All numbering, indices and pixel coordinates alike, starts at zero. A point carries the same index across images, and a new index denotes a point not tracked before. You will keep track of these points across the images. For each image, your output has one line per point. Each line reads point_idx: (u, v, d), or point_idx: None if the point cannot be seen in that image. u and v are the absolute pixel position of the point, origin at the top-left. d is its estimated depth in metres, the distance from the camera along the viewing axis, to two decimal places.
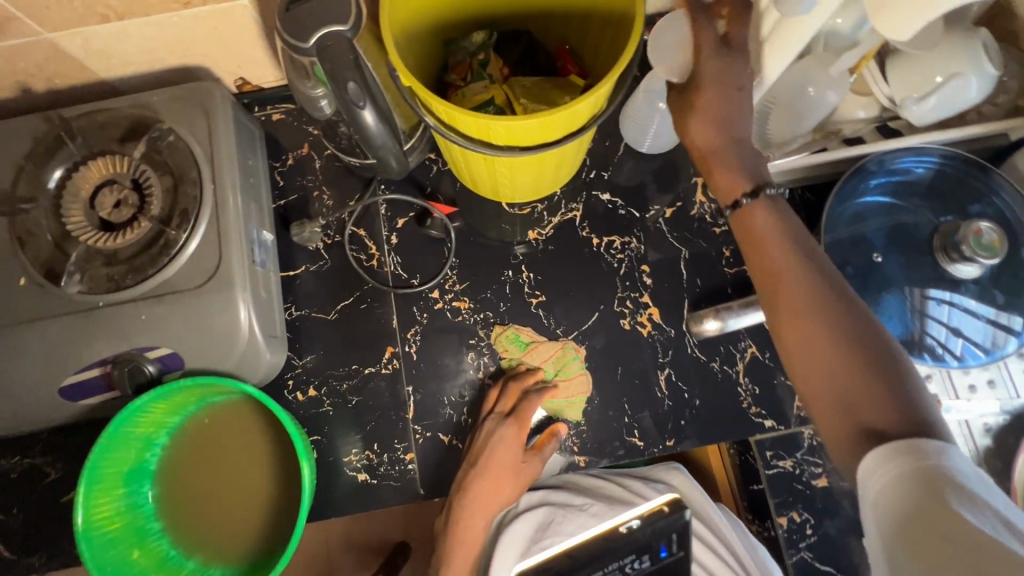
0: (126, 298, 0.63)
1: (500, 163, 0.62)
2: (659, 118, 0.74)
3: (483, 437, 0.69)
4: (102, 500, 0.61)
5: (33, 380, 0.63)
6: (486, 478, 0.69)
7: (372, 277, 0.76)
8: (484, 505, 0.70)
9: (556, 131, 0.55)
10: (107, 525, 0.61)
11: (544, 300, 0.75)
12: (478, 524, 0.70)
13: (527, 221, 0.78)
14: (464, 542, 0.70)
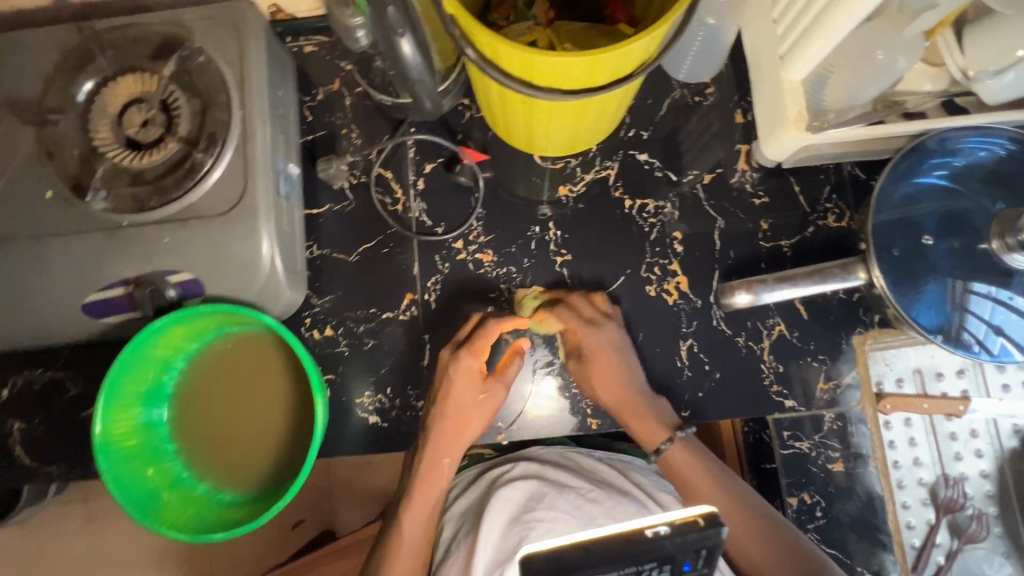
0: (150, 219, 0.62)
1: (538, 107, 0.59)
2: (704, 35, 0.71)
3: (444, 368, 0.67)
4: (120, 416, 0.62)
5: (56, 295, 0.64)
6: (447, 412, 0.66)
7: (397, 221, 0.74)
8: (451, 441, 0.67)
9: (604, 74, 0.52)
10: (123, 441, 0.62)
11: (570, 259, 0.73)
12: (444, 460, 0.67)
13: (560, 177, 0.75)
14: (431, 474, 0.68)
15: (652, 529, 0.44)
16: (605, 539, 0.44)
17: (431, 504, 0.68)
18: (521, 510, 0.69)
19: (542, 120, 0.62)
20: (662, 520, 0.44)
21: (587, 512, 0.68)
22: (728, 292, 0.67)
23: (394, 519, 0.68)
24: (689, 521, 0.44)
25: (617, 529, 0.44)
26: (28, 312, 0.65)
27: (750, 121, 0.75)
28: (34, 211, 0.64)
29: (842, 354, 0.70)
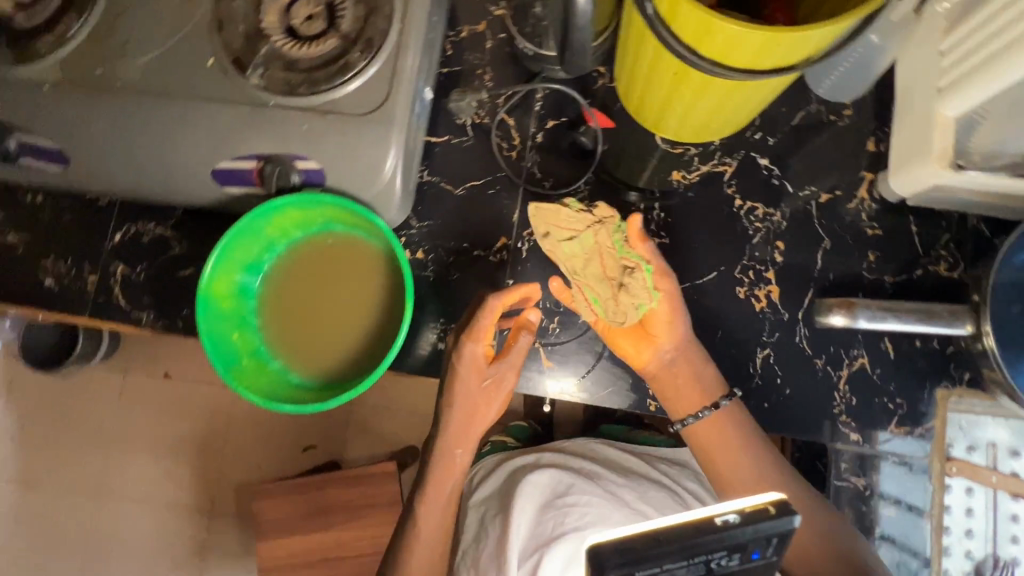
0: (295, 105, 0.66)
1: (688, 79, 0.59)
2: (863, 54, 0.68)
3: (455, 355, 0.67)
4: (223, 277, 0.67)
5: (194, 156, 0.68)
6: (458, 399, 0.69)
7: (509, 167, 0.76)
8: (460, 431, 0.70)
9: (769, 60, 0.52)
10: (220, 300, 0.67)
11: (667, 243, 0.73)
12: (456, 450, 0.71)
13: (676, 162, 0.75)
14: (446, 465, 0.70)
15: (721, 518, 0.45)
16: (675, 527, 0.45)
17: (448, 496, 0.70)
18: (549, 500, 0.78)
19: (686, 92, 0.62)
20: (727, 510, 0.46)
21: (616, 497, 0.76)
22: (825, 310, 0.65)
23: (408, 517, 0.70)
24: (759, 509, 0.45)
25: (683, 520, 0.45)
26: (165, 165, 0.69)
27: (881, 151, 0.74)
28: (193, 75, 0.68)
29: (922, 405, 0.69)
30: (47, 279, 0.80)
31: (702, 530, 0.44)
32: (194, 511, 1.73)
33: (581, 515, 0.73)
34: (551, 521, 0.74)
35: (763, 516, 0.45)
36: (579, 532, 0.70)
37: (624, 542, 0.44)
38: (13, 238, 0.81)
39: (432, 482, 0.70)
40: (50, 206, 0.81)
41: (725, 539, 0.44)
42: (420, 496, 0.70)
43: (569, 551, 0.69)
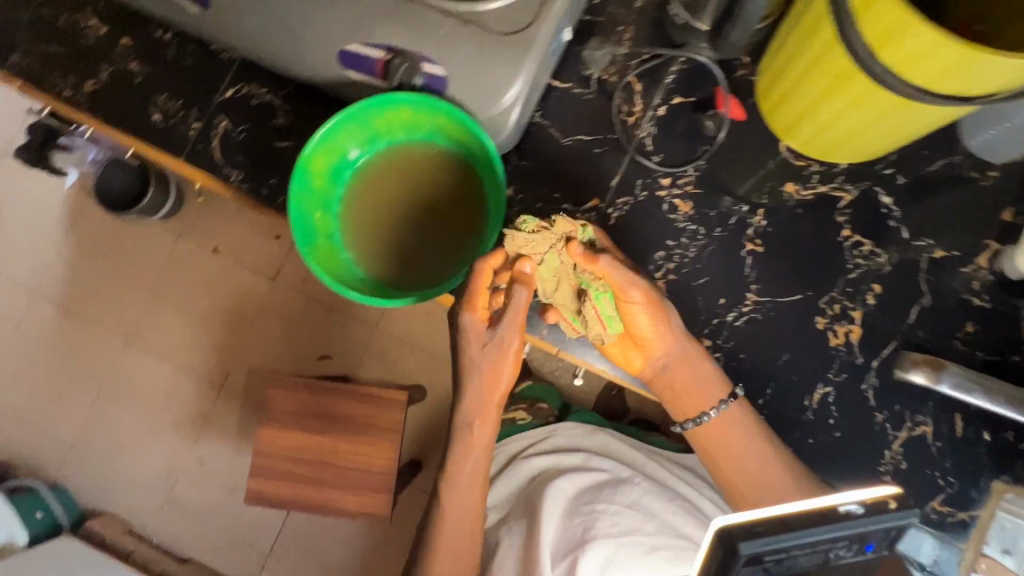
0: (440, 6, 0.65)
1: (847, 87, 0.56)
2: None
3: (474, 337, 0.69)
4: (322, 155, 0.67)
5: (327, 31, 0.68)
6: (475, 383, 0.72)
7: (623, 131, 0.74)
8: (483, 416, 0.75)
9: (952, 83, 0.48)
10: (314, 176, 0.68)
11: (760, 252, 0.70)
12: (473, 425, 0.75)
13: (794, 173, 0.71)
14: (468, 445, 0.76)
15: (844, 508, 0.48)
16: (804, 513, 0.49)
17: (472, 477, 0.76)
18: (575, 504, 0.82)
19: (837, 102, 0.59)
20: (847, 500, 0.50)
21: (640, 505, 0.81)
22: (907, 365, 0.65)
23: (436, 498, 0.78)
24: (878, 501, 0.49)
25: (810, 505, 0.49)
26: (298, 33, 0.70)
27: (1017, 224, 0.68)
28: None
29: (974, 492, 0.65)
30: (156, 114, 0.82)
31: (830, 516, 0.48)
32: (208, 381, 1.82)
33: (613, 522, 0.78)
34: (582, 524, 0.79)
35: (883, 509, 0.48)
36: (615, 540, 0.76)
37: (759, 524, 0.48)
38: (136, 66, 0.83)
39: (457, 456, 0.76)
40: (176, 46, 0.83)
41: (846, 528, 0.48)
42: (449, 476, 0.77)
43: (606, 554, 0.74)
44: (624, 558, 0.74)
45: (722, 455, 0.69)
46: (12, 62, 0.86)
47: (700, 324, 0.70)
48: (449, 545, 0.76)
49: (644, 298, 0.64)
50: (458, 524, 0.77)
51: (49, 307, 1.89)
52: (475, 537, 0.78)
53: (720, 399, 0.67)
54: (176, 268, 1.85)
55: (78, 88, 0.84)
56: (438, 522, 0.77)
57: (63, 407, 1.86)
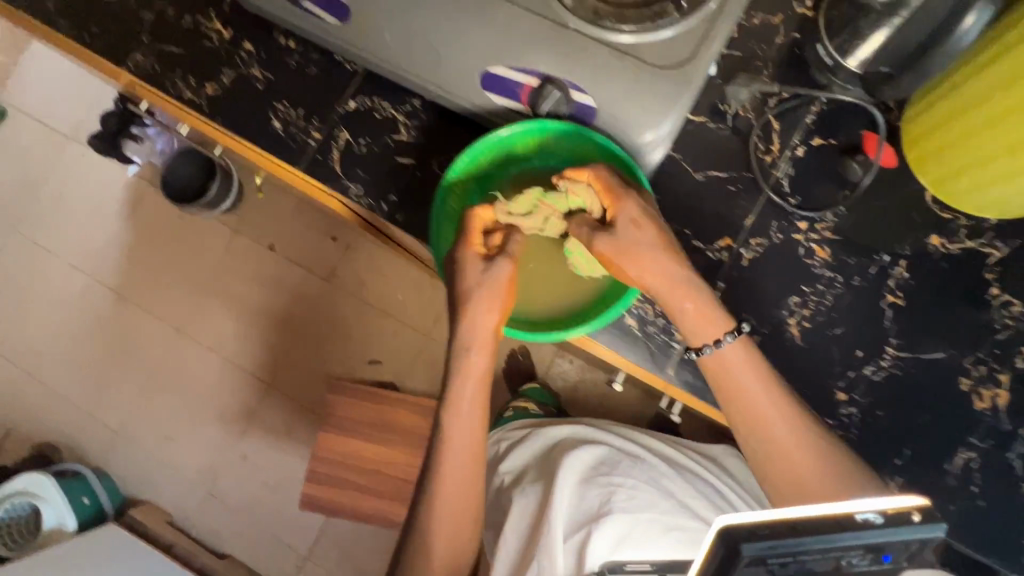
0: (595, 36, 0.63)
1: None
2: None
3: (473, 267, 0.67)
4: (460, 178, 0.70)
5: (471, 53, 0.67)
6: (480, 303, 0.67)
7: (760, 170, 0.72)
8: (479, 342, 0.68)
9: None
10: (451, 199, 0.71)
11: (901, 304, 0.68)
12: (481, 355, 0.68)
13: (940, 226, 0.69)
14: (469, 372, 0.68)
15: (861, 515, 0.40)
16: (813, 518, 0.39)
17: (472, 409, 0.68)
18: (594, 476, 0.78)
19: (1000, 163, 0.58)
20: (864, 507, 0.41)
21: (660, 484, 0.78)
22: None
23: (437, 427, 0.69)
24: (902, 512, 0.40)
25: (822, 511, 0.40)
26: (439, 53, 0.69)
27: None
28: None
29: None
30: (276, 122, 0.81)
31: (849, 528, 0.39)
32: (256, 377, 1.75)
33: (629, 496, 0.74)
34: (599, 496, 0.75)
35: (908, 521, 0.40)
36: (634, 516, 0.72)
37: (763, 527, 0.39)
38: (258, 73, 0.83)
39: (456, 385, 0.69)
40: (300, 55, 0.82)
41: (868, 542, 0.39)
42: (450, 404, 0.68)
43: (621, 531, 0.72)
44: (638, 539, 0.72)
45: (737, 413, 0.62)
46: (135, 61, 0.86)
47: (835, 376, 0.68)
48: (452, 482, 0.68)
49: (613, 245, 0.63)
50: (456, 462, 0.68)
51: (97, 289, 1.83)
52: (475, 494, 0.69)
53: (725, 334, 0.63)
54: (228, 262, 1.78)
55: (200, 91, 0.84)
56: (438, 461, 0.68)
57: (105, 394, 1.81)
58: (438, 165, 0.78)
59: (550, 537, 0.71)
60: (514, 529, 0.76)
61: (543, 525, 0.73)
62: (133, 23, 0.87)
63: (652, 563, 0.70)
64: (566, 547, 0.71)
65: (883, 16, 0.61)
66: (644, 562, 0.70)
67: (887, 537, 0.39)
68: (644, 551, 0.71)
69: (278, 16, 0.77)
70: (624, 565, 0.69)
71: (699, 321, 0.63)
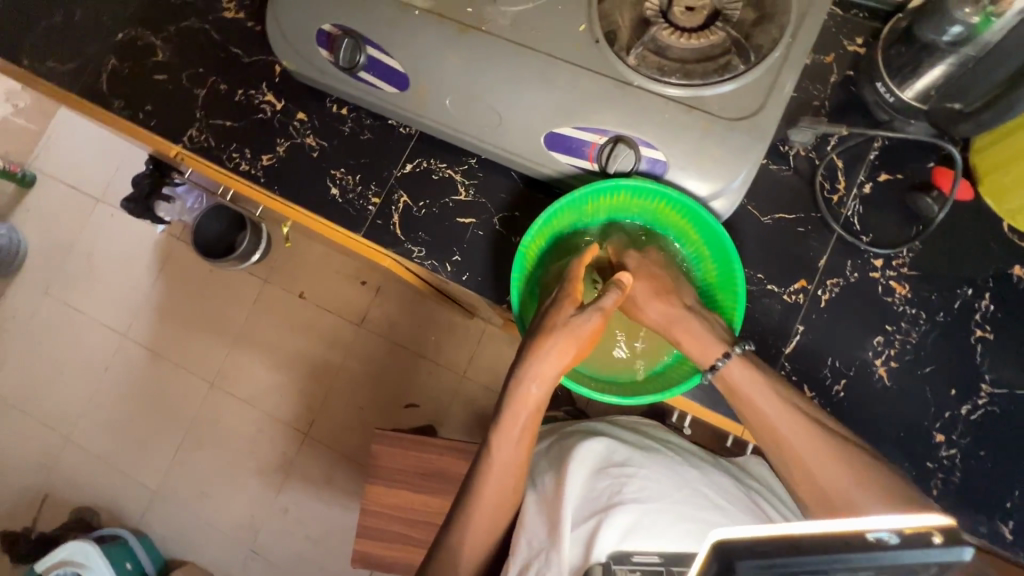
0: (662, 92, 0.64)
1: None
2: None
3: (555, 310, 0.66)
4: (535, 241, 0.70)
5: (534, 115, 0.67)
6: (557, 343, 0.64)
7: (828, 210, 0.71)
8: (533, 373, 0.63)
9: None
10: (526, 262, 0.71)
11: (990, 338, 0.67)
12: (537, 391, 0.64)
13: (1020, 256, 0.68)
14: (525, 407, 0.64)
15: (872, 533, 0.31)
16: (819, 537, 0.31)
17: (523, 435, 0.63)
18: (605, 465, 0.66)
19: None
20: (880, 526, 0.32)
21: (672, 467, 0.67)
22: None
23: (484, 446, 0.63)
24: (919, 533, 0.32)
25: (828, 528, 0.32)
26: (503, 116, 0.69)
27: None
28: (561, 36, 0.67)
29: None
30: (333, 189, 0.82)
31: (854, 546, 0.31)
32: (295, 428, 1.64)
33: (641, 486, 0.63)
34: (609, 487, 0.63)
35: (927, 543, 0.31)
36: (643, 508, 0.61)
37: (762, 544, 0.31)
38: (313, 142, 0.84)
39: (513, 411, 0.63)
40: (353, 121, 0.83)
41: (879, 566, 0.31)
42: (501, 427, 0.63)
43: (631, 520, 0.61)
44: (649, 528, 0.60)
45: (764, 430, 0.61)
46: (189, 136, 0.88)
47: (931, 417, 0.66)
48: (489, 502, 0.62)
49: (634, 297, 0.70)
50: (499, 484, 0.62)
51: (130, 347, 1.77)
52: (503, 518, 0.63)
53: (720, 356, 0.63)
54: (262, 312, 1.71)
55: (255, 162, 0.85)
56: (477, 478, 0.62)
57: (129, 456, 1.73)
58: (499, 221, 0.77)
59: (561, 528, 0.60)
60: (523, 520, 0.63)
61: (549, 509, 0.62)
62: (187, 100, 0.89)
63: (660, 554, 0.60)
64: (574, 538, 0.60)
65: (948, 53, 0.61)
66: (653, 552, 0.60)
67: (903, 563, 0.31)
68: (654, 541, 0.60)
69: (334, 87, 0.79)
70: (630, 557, 0.60)
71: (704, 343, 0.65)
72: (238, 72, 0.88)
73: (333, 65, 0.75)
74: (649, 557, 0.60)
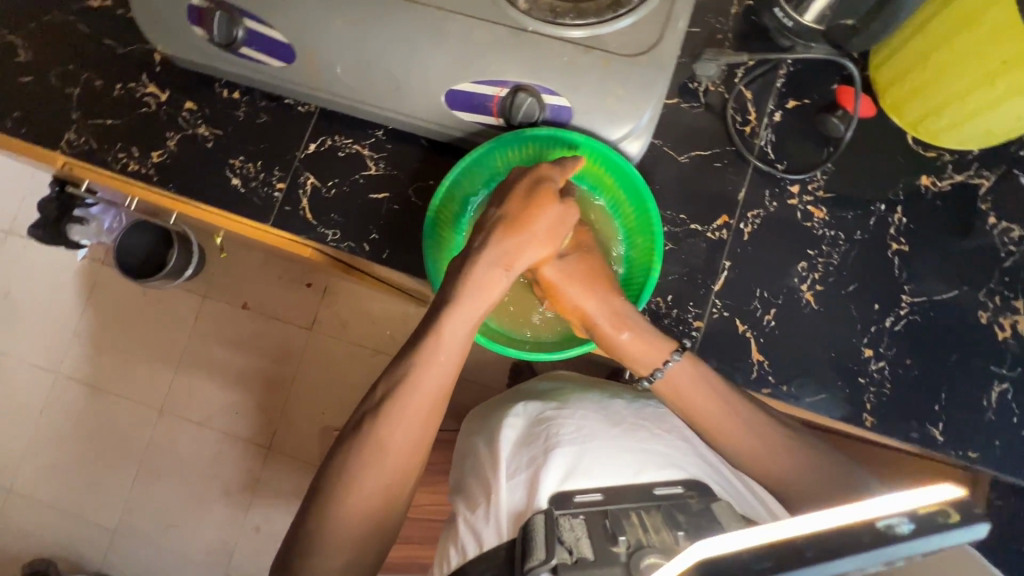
0: (557, 33, 0.61)
1: (973, 100, 0.59)
2: None
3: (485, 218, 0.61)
4: (447, 203, 0.70)
5: (429, 72, 0.63)
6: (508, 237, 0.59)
7: (742, 142, 0.71)
8: (501, 259, 0.59)
9: None
10: (441, 226, 0.70)
11: (905, 250, 0.68)
12: (501, 274, 0.59)
13: (927, 165, 0.69)
14: (484, 292, 0.58)
15: (881, 522, 0.31)
16: (828, 533, 0.31)
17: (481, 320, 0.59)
18: (540, 416, 0.60)
19: (954, 107, 0.61)
20: (885, 511, 0.32)
21: (610, 409, 0.61)
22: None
23: (418, 345, 0.57)
24: (930, 512, 0.32)
25: (836, 523, 0.32)
26: (397, 78, 0.65)
27: None
28: None
29: None
30: (234, 179, 0.77)
31: (867, 542, 0.30)
32: (256, 444, 1.57)
33: (578, 426, 0.56)
34: (543, 434, 0.56)
35: (941, 524, 0.31)
36: (582, 447, 0.53)
37: (768, 556, 0.30)
38: (206, 131, 0.78)
39: (470, 293, 0.58)
40: (247, 105, 0.78)
41: (891, 557, 0.30)
42: (452, 298, 0.57)
43: (571, 462, 0.52)
44: (590, 468, 0.51)
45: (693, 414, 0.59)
46: (67, 139, 0.80)
47: (858, 333, 0.67)
48: (429, 391, 0.55)
49: (561, 273, 0.63)
50: (442, 369, 0.56)
51: (65, 384, 1.65)
52: (437, 416, 0.56)
53: (659, 363, 0.60)
54: (205, 330, 1.62)
55: (145, 161, 0.79)
56: (416, 365, 0.56)
57: (80, 498, 1.62)
58: (413, 192, 0.74)
59: (496, 485, 0.53)
60: (467, 489, 0.57)
61: (484, 471, 0.56)
62: (59, 101, 0.81)
63: (602, 491, 0.50)
64: (513, 488, 0.52)
65: None
66: (594, 490, 0.50)
67: (918, 549, 0.30)
68: (596, 479, 0.51)
69: (219, 68, 0.73)
70: (572, 498, 0.48)
71: (651, 344, 0.60)
72: (114, 65, 0.81)
73: (210, 43, 0.69)
74: (591, 495, 0.49)
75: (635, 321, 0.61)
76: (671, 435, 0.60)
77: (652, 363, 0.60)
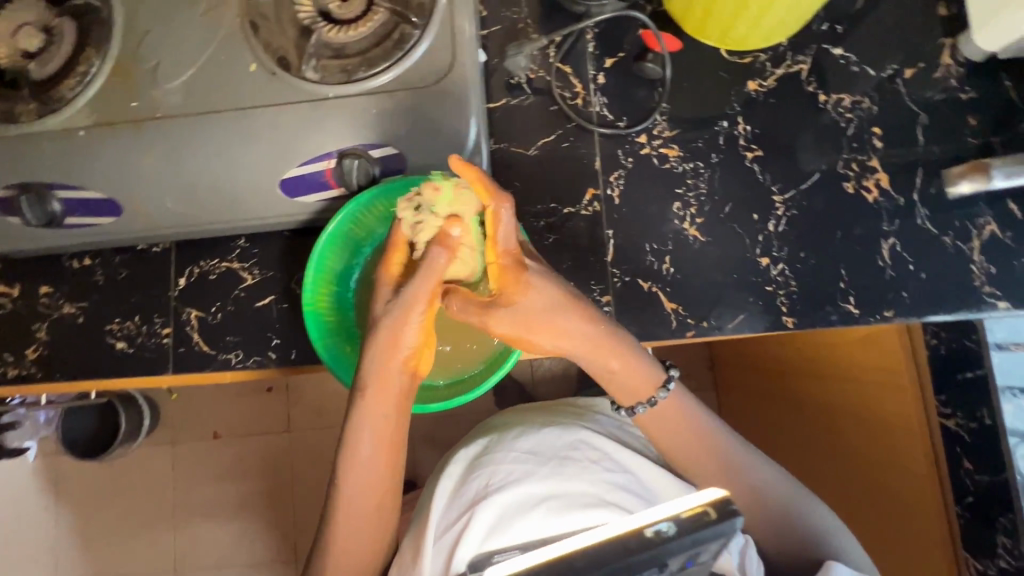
0: (357, 89, 0.61)
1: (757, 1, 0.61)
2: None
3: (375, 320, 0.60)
4: (321, 291, 0.67)
5: (253, 172, 0.62)
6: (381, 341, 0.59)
7: (578, 115, 0.72)
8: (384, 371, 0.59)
9: None
10: (326, 315, 0.68)
11: (761, 154, 0.71)
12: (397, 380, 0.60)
13: (747, 71, 0.72)
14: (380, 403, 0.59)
15: (652, 528, 0.38)
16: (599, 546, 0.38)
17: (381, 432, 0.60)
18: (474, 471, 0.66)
19: (747, 13, 0.63)
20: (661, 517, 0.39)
21: (545, 447, 0.65)
22: (952, 180, 0.68)
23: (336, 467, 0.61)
24: (696, 514, 0.39)
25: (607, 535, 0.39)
26: (226, 190, 0.63)
27: (953, 14, 0.71)
28: (237, 85, 0.63)
29: None
30: (119, 343, 0.74)
31: (631, 549, 0.37)
32: (279, 565, 1.52)
33: (507, 482, 0.61)
34: (474, 494, 0.62)
35: (703, 522, 0.39)
36: (505, 504, 0.59)
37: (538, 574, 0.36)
38: (71, 309, 0.75)
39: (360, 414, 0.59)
40: (103, 267, 0.75)
41: (654, 555, 0.38)
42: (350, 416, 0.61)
43: (493, 522, 0.58)
44: (511, 524, 0.57)
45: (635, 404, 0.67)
46: None
47: (750, 247, 0.69)
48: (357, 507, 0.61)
49: (518, 326, 0.61)
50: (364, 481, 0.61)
51: None
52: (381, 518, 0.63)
53: (656, 392, 0.65)
54: (184, 477, 1.56)
55: (21, 361, 0.75)
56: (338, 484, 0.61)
57: None
58: (297, 284, 0.73)
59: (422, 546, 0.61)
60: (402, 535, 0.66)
61: (418, 529, 0.64)
62: None
63: (519, 548, 0.56)
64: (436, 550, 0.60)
65: None
66: (512, 547, 0.56)
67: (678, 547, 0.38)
68: (515, 537, 0.56)
69: (54, 245, 0.70)
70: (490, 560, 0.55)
71: (639, 368, 0.63)
72: None
73: (31, 227, 0.66)
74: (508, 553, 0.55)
75: (620, 344, 0.62)
76: (595, 454, 0.66)
77: (651, 391, 0.65)
